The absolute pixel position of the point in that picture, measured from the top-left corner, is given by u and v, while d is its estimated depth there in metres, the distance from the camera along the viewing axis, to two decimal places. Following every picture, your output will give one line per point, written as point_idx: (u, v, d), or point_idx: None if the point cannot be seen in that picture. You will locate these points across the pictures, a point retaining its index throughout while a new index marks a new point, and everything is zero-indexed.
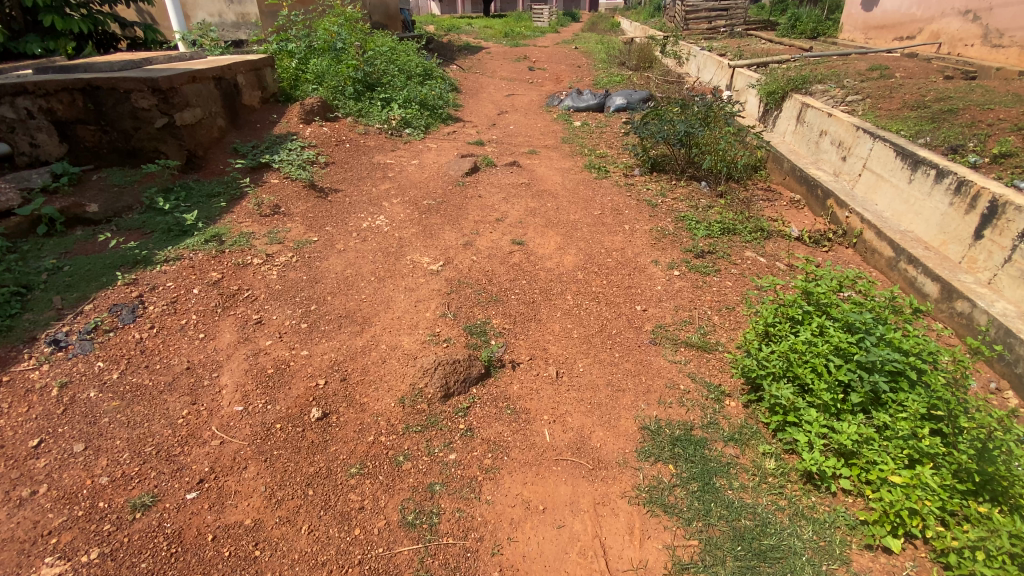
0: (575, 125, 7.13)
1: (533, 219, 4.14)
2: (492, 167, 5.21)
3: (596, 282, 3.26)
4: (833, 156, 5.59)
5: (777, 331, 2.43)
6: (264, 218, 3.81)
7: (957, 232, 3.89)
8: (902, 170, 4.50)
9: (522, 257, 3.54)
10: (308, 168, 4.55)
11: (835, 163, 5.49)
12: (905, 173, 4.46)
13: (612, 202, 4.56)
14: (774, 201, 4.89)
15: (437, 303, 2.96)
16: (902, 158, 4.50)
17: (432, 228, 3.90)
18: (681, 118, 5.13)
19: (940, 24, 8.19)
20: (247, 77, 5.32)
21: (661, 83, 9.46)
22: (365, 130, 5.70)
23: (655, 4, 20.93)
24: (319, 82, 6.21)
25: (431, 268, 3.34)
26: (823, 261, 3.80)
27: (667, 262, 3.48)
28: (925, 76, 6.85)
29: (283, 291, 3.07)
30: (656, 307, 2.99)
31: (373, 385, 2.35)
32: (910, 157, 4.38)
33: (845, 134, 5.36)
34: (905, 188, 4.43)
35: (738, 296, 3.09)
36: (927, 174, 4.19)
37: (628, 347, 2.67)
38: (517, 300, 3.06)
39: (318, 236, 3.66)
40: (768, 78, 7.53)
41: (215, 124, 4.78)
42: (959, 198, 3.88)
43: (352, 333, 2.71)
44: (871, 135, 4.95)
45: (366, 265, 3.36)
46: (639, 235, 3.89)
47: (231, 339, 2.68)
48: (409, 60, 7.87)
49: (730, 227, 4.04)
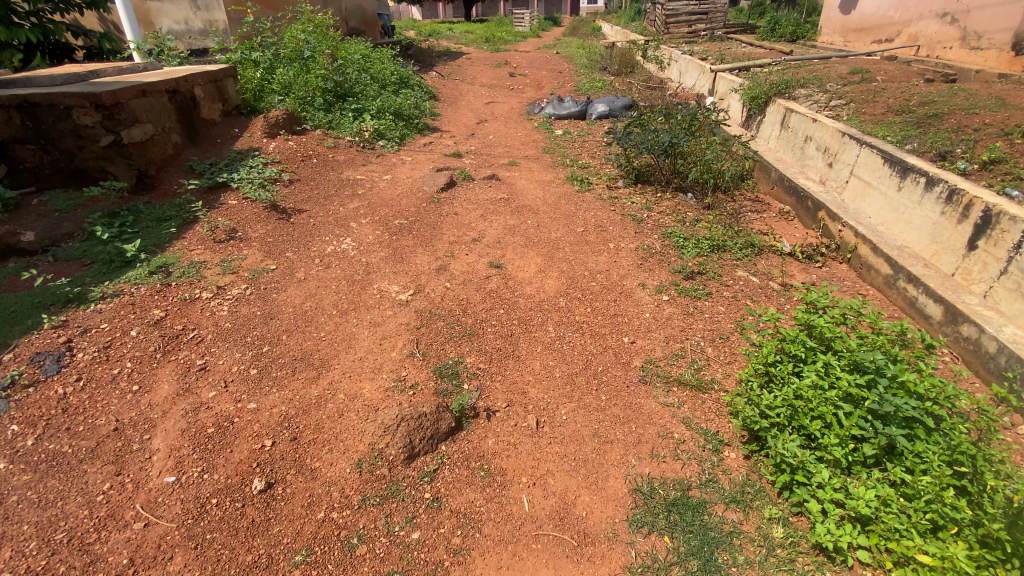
0: (556, 133, 6.91)
1: (512, 239, 3.89)
2: (469, 181, 4.94)
3: (580, 310, 3.01)
4: (819, 162, 5.43)
5: (779, 371, 2.20)
6: (218, 245, 3.50)
7: (950, 242, 3.71)
8: (890, 178, 4.33)
9: (499, 283, 3.27)
10: (270, 187, 4.24)
11: (821, 169, 5.34)
12: (893, 181, 4.30)
13: (596, 217, 4.33)
14: (763, 213, 4.70)
15: (404, 341, 2.66)
16: (890, 164, 4.33)
17: (402, 251, 3.61)
18: (665, 127, 4.93)
19: (919, 27, 8.13)
20: (206, 89, 4.99)
21: (643, 88, 9.29)
22: (334, 144, 5.40)
23: (636, 8, 20.91)
24: (286, 92, 5.89)
25: (400, 298, 3.05)
26: (818, 278, 3.60)
27: (654, 285, 3.25)
28: (907, 80, 6.76)
29: (234, 331, 2.77)
30: (644, 339, 2.74)
31: (327, 446, 2.07)
32: (899, 164, 4.21)
33: (830, 140, 5.21)
34: (895, 196, 4.26)
35: (731, 323, 2.86)
36: (917, 182, 4.03)
37: (616, 388, 2.41)
38: (494, 333, 2.78)
39: (277, 264, 3.36)
40: (750, 82, 7.39)
41: (169, 140, 4.45)
42: (951, 207, 3.71)
43: (307, 381, 2.41)
44: (857, 141, 4.79)
45: (328, 296, 3.06)
46: (624, 254, 3.66)
47: (169, 392, 2.37)
48: (382, 68, 7.58)
49: (720, 243, 3.82)
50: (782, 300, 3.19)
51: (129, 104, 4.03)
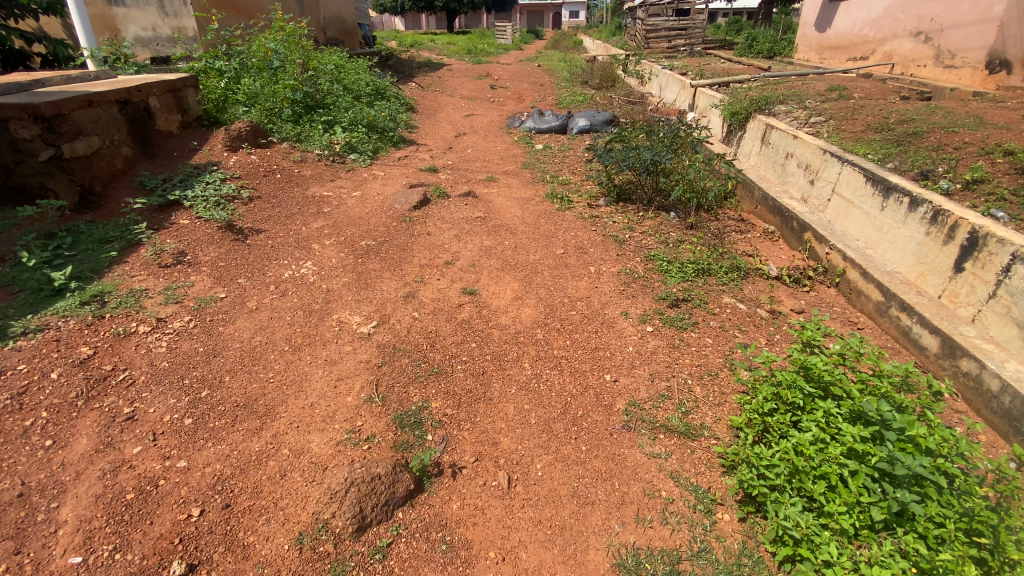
0: (536, 148, 6.74)
1: (487, 261, 3.65)
2: (444, 198, 4.70)
3: (558, 342, 2.77)
4: (800, 179, 5.34)
5: (776, 421, 1.99)
6: (163, 270, 3.18)
7: (935, 263, 3.57)
8: (873, 197, 4.23)
9: (472, 312, 3.02)
10: (226, 205, 3.94)
11: (803, 186, 5.24)
12: (876, 200, 4.19)
13: (577, 238, 4.13)
14: (747, 233, 4.56)
15: (362, 383, 2.39)
16: (873, 183, 4.23)
17: (368, 276, 3.34)
18: (647, 145, 4.79)
19: (893, 45, 8.22)
20: (162, 99, 4.68)
21: (624, 103, 9.21)
22: (302, 158, 5.11)
23: (616, 24, 21.13)
24: (251, 103, 5.60)
25: (361, 331, 2.78)
26: (808, 305, 3.44)
27: (638, 314, 3.03)
28: (883, 97, 6.78)
29: (170, 372, 2.46)
30: (628, 376, 2.51)
31: (264, 515, 1.79)
32: (882, 183, 4.11)
33: (812, 157, 5.12)
34: (878, 215, 4.14)
35: (720, 358, 2.66)
36: (900, 202, 3.92)
37: (598, 436, 2.17)
38: (463, 371, 2.52)
39: (227, 292, 3.06)
40: (731, 98, 7.34)
41: (118, 154, 4.12)
42: (936, 228, 3.58)
43: (248, 434, 2.13)
44: (839, 159, 4.70)
45: (281, 330, 2.77)
46: (606, 279, 3.45)
47: (87, 449, 2.05)
48: (357, 78, 7.33)
49: (705, 266, 3.64)
50: (771, 331, 3.01)
51: (71, 115, 3.71)
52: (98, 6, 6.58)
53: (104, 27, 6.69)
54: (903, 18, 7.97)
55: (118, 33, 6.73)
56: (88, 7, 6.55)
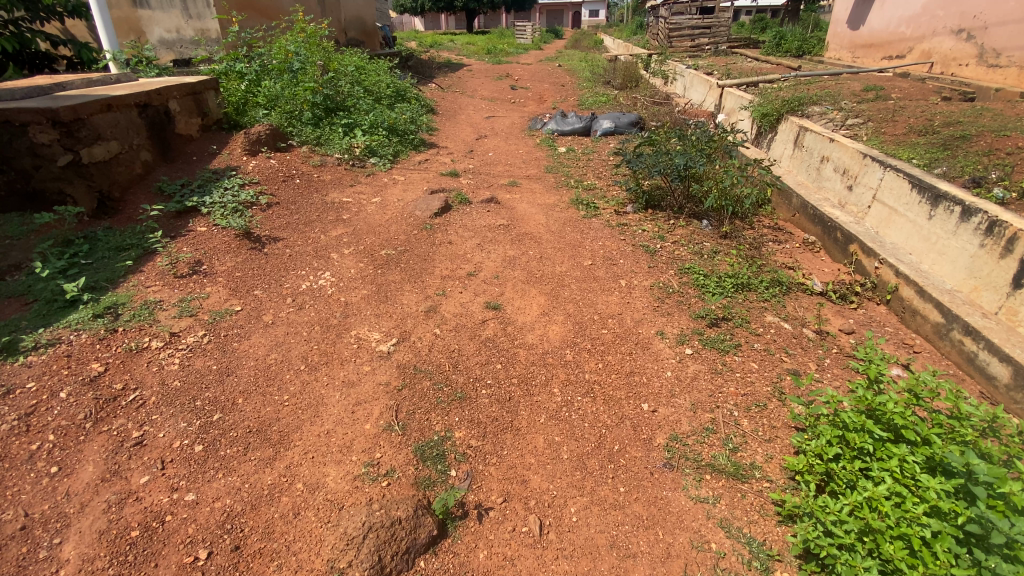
0: (559, 151, 6.55)
1: (511, 273, 3.48)
2: (466, 205, 4.54)
3: (590, 365, 2.58)
4: (837, 184, 5.04)
5: (842, 468, 1.79)
6: (178, 280, 3.08)
7: (991, 278, 3.29)
8: (919, 205, 3.93)
9: (497, 329, 2.85)
10: (244, 212, 3.84)
11: (840, 192, 4.95)
12: (922, 208, 3.90)
13: (605, 248, 3.93)
14: (785, 244, 4.31)
15: (381, 408, 2.23)
16: (919, 190, 3.93)
17: (387, 288, 3.19)
18: (678, 149, 4.56)
19: (932, 43, 7.82)
20: (182, 102, 4.61)
21: (649, 104, 8.96)
22: (321, 162, 5.00)
23: (637, 23, 20.75)
24: (271, 106, 5.51)
25: (380, 349, 2.62)
26: (857, 325, 3.19)
27: (675, 334, 2.82)
28: (923, 98, 6.42)
29: (181, 393, 2.34)
30: (667, 407, 2.31)
31: (276, 561, 1.65)
32: (929, 190, 3.81)
33: (850, 162, 4.82)
34: (925, 224, 3.85)
35: (767, 387, 2.45)
36: (951, 211, 3.62)
37: (637, 476, 1.99)
38: (489, 397, 2.34)
39: (243, 304, 2.94)
40: (762, 99, 7.05)
41: (137, 158, 4.05)
42: (992, 240, 3.30)
43: (261, 464, 2.00)
44: (881, 163, 4.41)
45: (297, 347, 2.63)
46: (638, 293, 3.25)
47: (92, 477, 1.93)
48: (377, 80, 7.22)
49: (744, 281, 3.41)
50: (820, 355, 2.78)
51: (90, 119, 3.64)
52: (124, 7, 6.48)
53: (129, 30, 6.58)
54: (943, 16, 7.57)
55: (143, 35, 6.65)
56: (114, 10, 6.55)
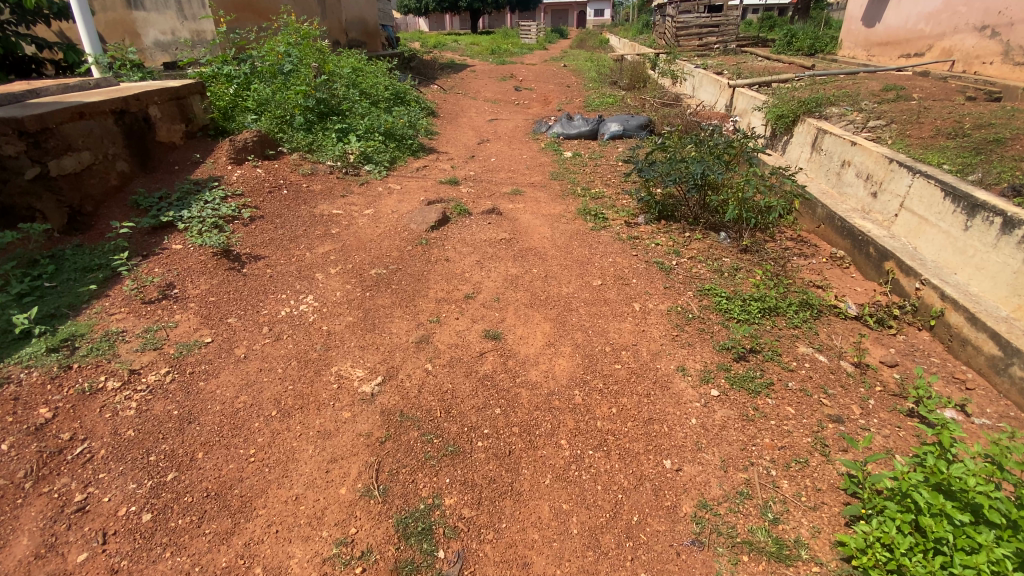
0: (565, 155, 6.24)
1: (513, 295, 3.16)
2: (465, 216, 4.23)
3: (602, 409, 2.26)
4: (860, 190, 4.69)
5: (920, 564, 1.46)
6: (145, 307, 2.79)
7: None
8: (953, 215, 3.58)
9: (496, 364, 2.52)
10: (225, 227, 3.55)
11: (864, 199, 4.60)
12: (956, 218, 3.55)
13: (616, 265, 3.60)
14: (811, 259, 3.98)
15: (360, 467, 1.93)
16: (952, 198, 3.58)
17: (375, 314, 2.87)
18: (695, 156, 4.23)
19: (953, 41, 7.44)
20: (164, 108, 4.33)
21: (658, 105, 8.60)
22: (312, 170, 4.71)
23: (644, 21, 20.38)
24: (261, 110, 5.23)
25: (362, 390, 2.31)
26: (898, 357, 2.86)
27: (698, 370, 2.49)
28: (948, 97, 6.06)
29: (134, 445, 2.04)
30: (693, 464, 2.00)
31: None
32: (965, 198, 3.46)
33: (874, 166, 4.47)
34: (960, 235, 3.50)
35: (807, 440, 2.13)
36: (990, 222, 3.28)
37: (660, 558, 1.68)
38: (486, 452, 2.03)
39: (214, 335, 2.65)
40: (777, 99, 6.68)
41: (113, 168, 3.76)
42: None
43: (216, 540, 1.70)
44: (909, 169, 4.05)
45: (269, 387, 2.33)
46: (654, 319, 2.92)
47: (23, 554, 1.65)
48: (375, 82, 6.93)
49: (771, 304, 3.08)
50: (861, 398, 2.47)
51: (60, 129, 3.36)
52: (119, 10, 6.37)
53: (123, 32, 6.47)
54: (965, 12, 7.21)
55: (137, 38, 6.53)
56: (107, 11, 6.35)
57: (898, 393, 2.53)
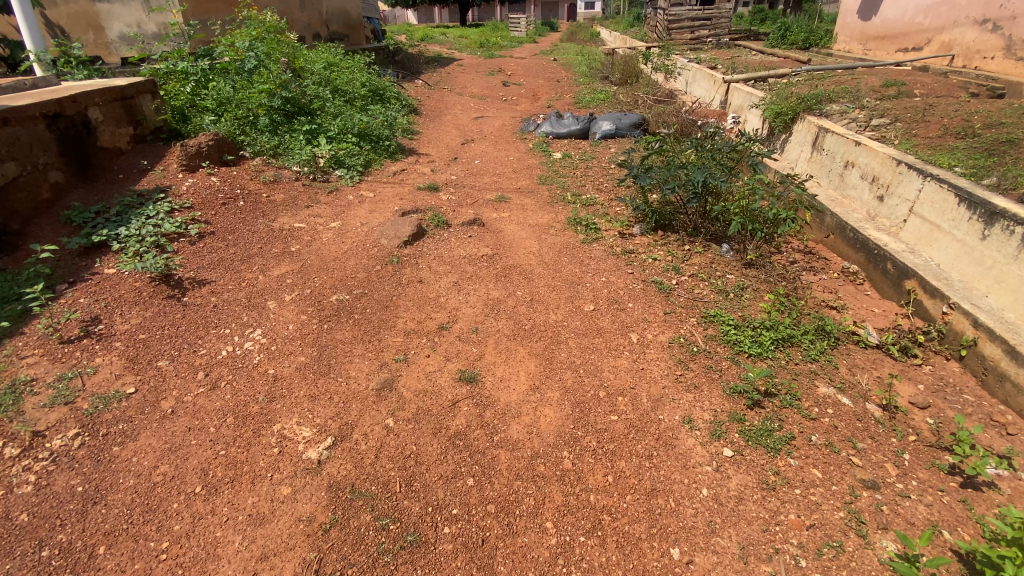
0: (555, 157, 5.86)
1: (493, 324, 2.78)
2: (443, 229, 3.84)
3: (595, 478, 1.90)
4: (865, 193, 4.34)
5: None
6: (62, 348, 2.38)
7: None
8: (968, 222, 3.24)
9: (470, 416, 2.14)
10: (167, 247, 3.13)
11: (869, 203, 4.25)
12: (972, 226, 3.21)
13: (610, 285, 3.23)
14: (821, 274, 3.64)
15: (298, 569, 1.56)
16: (968, 205, 3.24)
17: (333, 353, 2.47)
18: (695, 162, 3.85)
19: (952, 35, 7.12)
20: (108, 110, 3.87)
21: (652, 102, 8.22)
22: (275, 176, 4.29)
23: (636, 14, 19.96)
24: (222, 110, 4.78)
25: (308, 457, 1.93)
26: (928, 395, 2.53)
27: (708, 422, 2.13)
28: (951, 94, 5.74)
29: (25, 535, 1.66)
30: (706, 554, 1.64)
31: None
32: (982, 205, 3.13)
33: (880, 168, 4.10)
34: (976, 245, 3.17)
35: (841, 515, 1.79)
36: (1011, 232, 2.95)
37: None
38: (453, 541, 1.66)
39: (138, 383, 2.25)
40: (775, 94, 6.31)
41: (44, 180, 3.31)
42: None
43: None
44: (917, 171, 3.71)
45: (197, 454, 1.95)
46: (654, 354, 2.56)
47: None
48: (350, 78, 6.48)
49: (785, 333, 2.73)
50: (894, 453, 2.13)
51: None
52: (82, 2, 6.15)
53: (88, 25, 6.24)
54: (965, 4, 6.89)
55: (102, 31, 6.28)
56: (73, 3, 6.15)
57: (935, 444, 2.19)
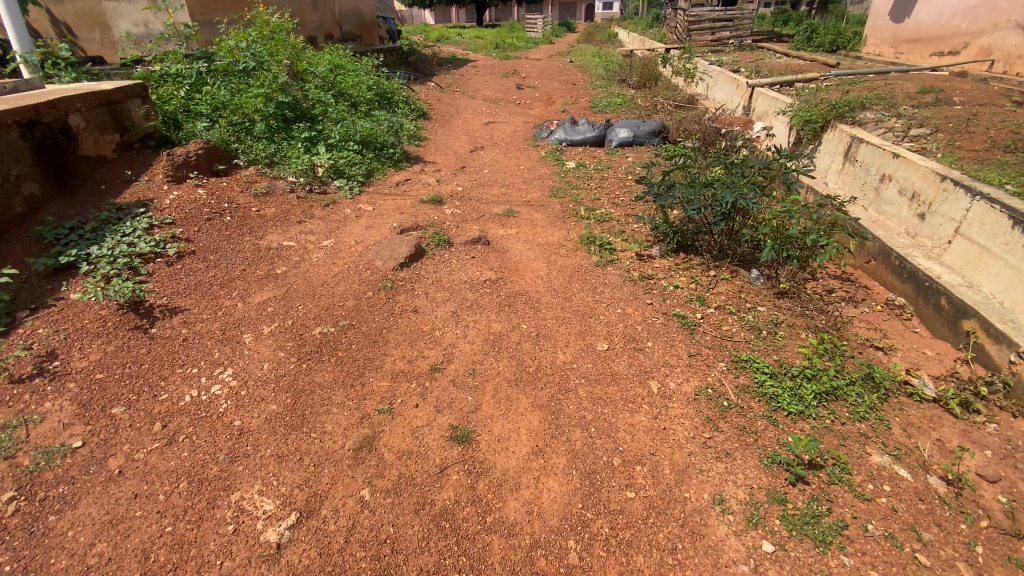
0: (568, 166, 5.53)
1: (493, 365, 2.46)
2: (445, 247, 3.54)
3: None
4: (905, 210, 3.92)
5: None
6: (9, 389, 2.12)
7: None
8: None
9: (460, 488, 1.83)
10: (140, 268, 2.87)
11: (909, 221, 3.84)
12: None
13: (626, 319, 2.89)
14: (862, 307, 3.26)
15: None
16: None
17: (309, 400, 2.18)
18: (722, 179, 3.49)
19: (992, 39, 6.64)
20: (91, 116, 3.63)
21: (672, 106, 7.84)
22: (268, 188, 4.03)
23: (655, 15, 19.47)
24: (216, 116, 4.54)
25: (266, 539, 1.64)
26: (999, 464, 2.14)
27: (741, 505, 1.79)
28: (994, 102, 5.28)
29: None
30: None
31: None
32: None
33: (922, 184, 3.69)
34: None
35: None
36: None
37: None
38: None
39: (87, 436, 1.97)
40: (804, 101, 5.89)
41: (17, 192, 3.07)
42: None
43: None
44: (964, 188, 3.31)
45: (140, 531, 1.66)
46: (677, 409, 2.22)
47: None
48: (356, 82, 6.21)
49: (828, 384, 2.36)
50: (965, 545, 1.76)
51: None
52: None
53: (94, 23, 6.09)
54: (1007, 7, 6.40)
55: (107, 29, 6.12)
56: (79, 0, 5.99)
57: (1013, 533, 1.82)
